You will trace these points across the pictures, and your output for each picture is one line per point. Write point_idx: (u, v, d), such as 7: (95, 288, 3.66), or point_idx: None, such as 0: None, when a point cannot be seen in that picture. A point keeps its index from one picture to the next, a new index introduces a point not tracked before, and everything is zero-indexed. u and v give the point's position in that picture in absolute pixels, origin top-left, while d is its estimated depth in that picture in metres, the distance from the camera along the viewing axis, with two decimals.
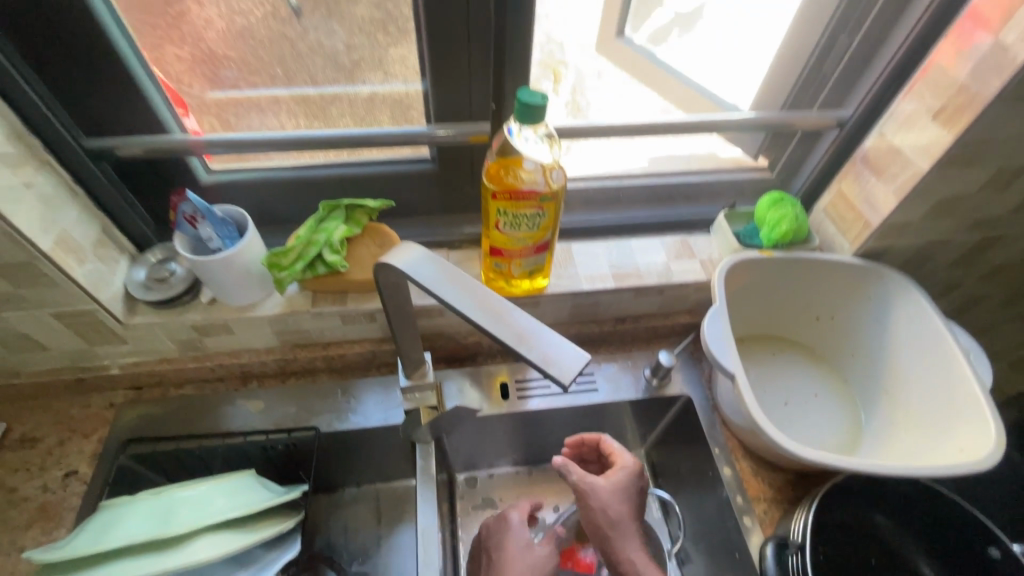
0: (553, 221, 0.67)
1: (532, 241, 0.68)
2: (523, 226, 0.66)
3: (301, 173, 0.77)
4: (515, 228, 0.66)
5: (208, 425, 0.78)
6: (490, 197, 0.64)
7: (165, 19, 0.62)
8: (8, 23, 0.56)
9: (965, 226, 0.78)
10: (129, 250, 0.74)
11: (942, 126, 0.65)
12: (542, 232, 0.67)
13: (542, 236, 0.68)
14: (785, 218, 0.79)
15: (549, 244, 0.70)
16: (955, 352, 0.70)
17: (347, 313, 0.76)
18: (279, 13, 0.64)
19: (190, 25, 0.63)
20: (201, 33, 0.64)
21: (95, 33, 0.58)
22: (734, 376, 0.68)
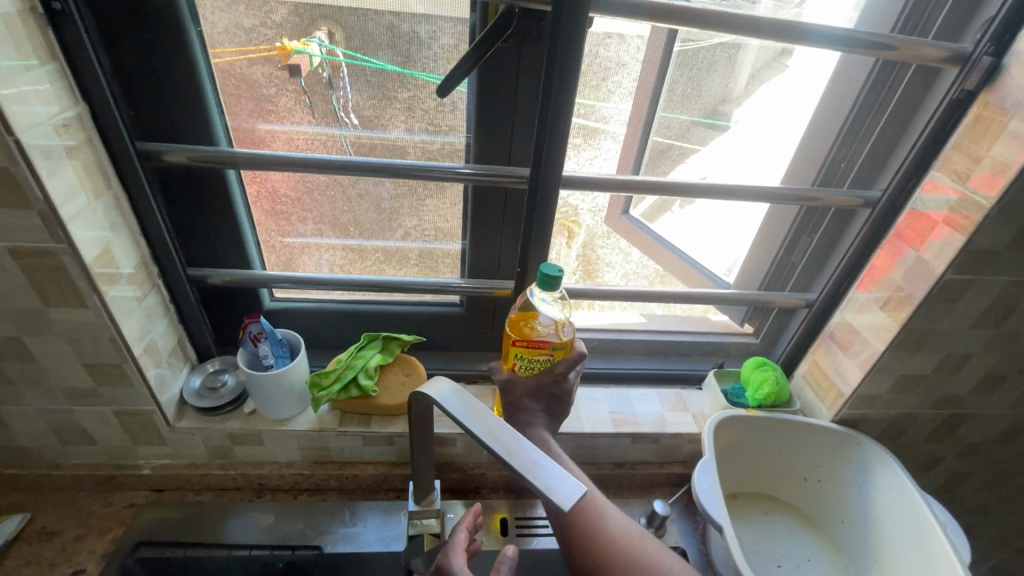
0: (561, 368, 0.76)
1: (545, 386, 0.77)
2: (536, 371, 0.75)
3: (350, 307, 0.91)
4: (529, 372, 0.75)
5: (217, 534, 0.81)
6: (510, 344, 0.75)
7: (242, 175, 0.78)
8: (164, 184, 0.74)
9: (929, 402, 0.87)
10: (191, 361, 0.86)
11: (888, 316, 0.78)
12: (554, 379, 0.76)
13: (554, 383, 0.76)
14: (767, 380, 0.90)
15: None
16: (933, 524, 0.74)
17: (369, 434, 0.84)
18: (342, 181, 0.80)
19: (263, 180, 0.79)
20: (272, 182, 0.79)
21: (223, 194, 0.77)
22: (723, 529, 0.72)
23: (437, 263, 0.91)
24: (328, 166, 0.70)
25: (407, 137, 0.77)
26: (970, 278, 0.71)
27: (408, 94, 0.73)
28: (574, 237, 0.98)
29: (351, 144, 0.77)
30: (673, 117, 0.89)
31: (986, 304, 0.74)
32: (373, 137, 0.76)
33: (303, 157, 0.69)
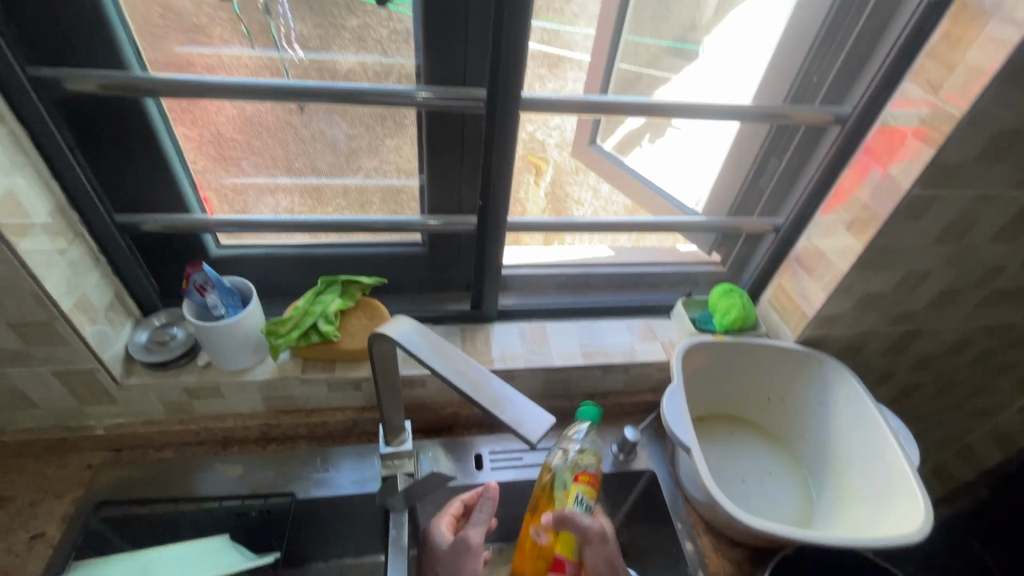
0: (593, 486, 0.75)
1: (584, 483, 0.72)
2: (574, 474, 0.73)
3: (305, 251, 0.86)
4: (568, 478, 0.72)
5: (183, 488, 0.79)
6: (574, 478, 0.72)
7: (182, 106, 0.71)
8: (73, 119, 0.66)
9: (887, 320, 0.89)
10: (135, 316, 0.80)
11: (854, 236, 0.78)
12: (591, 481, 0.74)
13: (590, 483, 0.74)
14: (735, 306, 0.90)
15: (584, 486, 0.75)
16: (887, 432, 0.78)
17: (333, 380, 0.81)
18: (290, 111, 0.74)
19: (205, 111, 0.72)
20: (213, 117, 0.73)
21: (144, 129, 0.69)
22: (690, 449, 0.73)
23: (402, 206, 0.86)
24: (259, 92, 0.62)
25: (359, 65, 0.70)
26: (935, 193, 0.70)
27: (357, 21, 0.67)
28: (541, 173, 0.97)
29: (292, 69, 0.69)
30: (640, 43, 0.89)
31: (948, 219, 0.74)
32: (320, 63, 0.69)
33: (229, 82, 0.61)
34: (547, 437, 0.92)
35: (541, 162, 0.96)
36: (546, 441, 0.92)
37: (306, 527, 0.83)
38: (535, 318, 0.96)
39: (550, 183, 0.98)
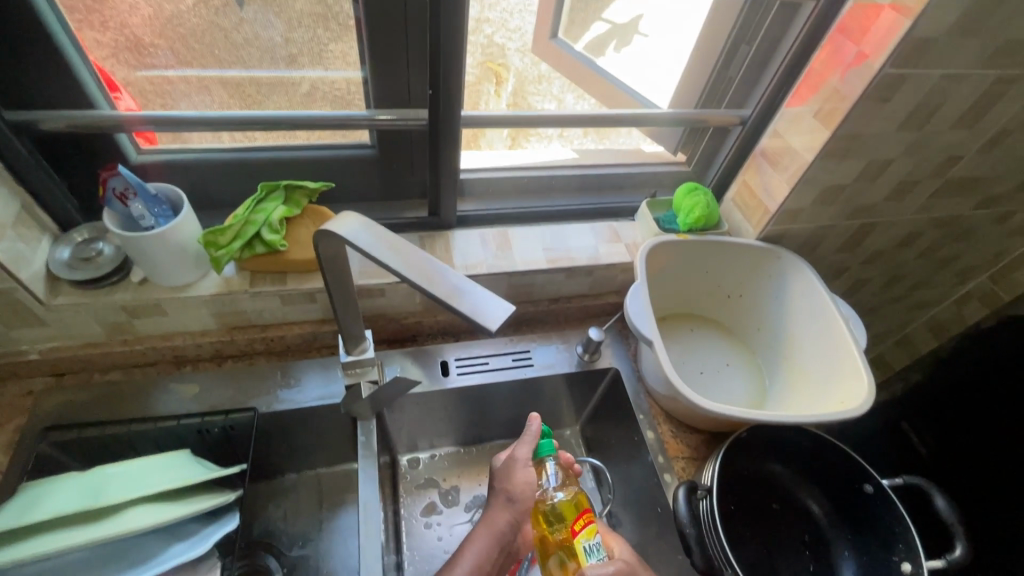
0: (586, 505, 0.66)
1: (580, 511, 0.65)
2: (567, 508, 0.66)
3: (241, 154, 0.78)
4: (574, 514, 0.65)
5: (137, 408, 0.76)
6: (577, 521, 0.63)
7: (87, 3, 0.63)
8: None
9: (846, 213, 0.90)
10: (52, 231, 0.72)
11: (822, 124, 0.76)
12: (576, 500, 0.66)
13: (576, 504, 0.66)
14: (698, 205, 0.88)
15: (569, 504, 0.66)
16: (838, 319, 0.80)
17: (286, 293, 0.77)
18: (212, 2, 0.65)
19: (114, 10, 0.63)
20: (125, 19, 0.64)
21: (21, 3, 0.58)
22: (651, 343, 0.74)
23: (349, 97, 0.78)
24: None
25: None
26: (906, 72, 0.68)
27: None
28: (502, 83, 0.89)
29: None
30: None
31: (916, 101, 0.72)
32: None
33: None
34: (513, 343, 0.92)
35: (501, 71, 0.87)
36: (512, 346, 0.92)
37: (274, 440, 0.83)
38: (498, 224, 0.93)
39: (513, 91, 0.90)
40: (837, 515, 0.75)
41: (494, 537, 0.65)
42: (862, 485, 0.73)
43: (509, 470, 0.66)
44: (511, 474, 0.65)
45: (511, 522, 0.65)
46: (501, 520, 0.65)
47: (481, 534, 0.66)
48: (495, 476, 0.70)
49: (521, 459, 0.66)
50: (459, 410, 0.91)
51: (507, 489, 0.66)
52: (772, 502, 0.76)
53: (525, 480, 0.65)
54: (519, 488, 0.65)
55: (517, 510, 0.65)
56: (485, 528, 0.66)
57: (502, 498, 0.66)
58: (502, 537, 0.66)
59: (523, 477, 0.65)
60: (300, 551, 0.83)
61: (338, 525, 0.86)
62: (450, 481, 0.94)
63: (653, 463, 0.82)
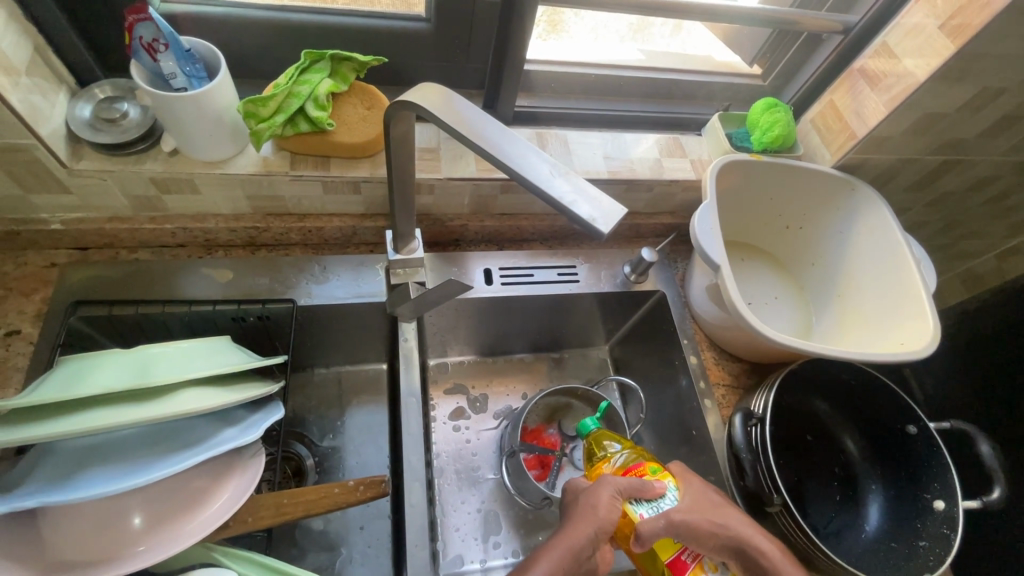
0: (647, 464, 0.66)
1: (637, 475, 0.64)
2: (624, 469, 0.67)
3: (284, 15, 0.69)
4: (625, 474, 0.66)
5: (169, 291, 0.72)
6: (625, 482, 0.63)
7: None
8: None
9: (933, 148, 0.82)
10: (69, 85, 0.64)
11: (947, 38, 0.67)
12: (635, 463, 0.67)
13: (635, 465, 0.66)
14: (779, 122, 0.81)
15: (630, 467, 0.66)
16: (909, 260, 0.76)
17: (329, 181, 0.70)
18: None
19: None
20: None
21: None
22: (718, 267, 0.70)
23: None
24: None
25: None
26: None
27: None
28: None
29: None
30: None
31: None
32: None
33: None
34: (557, 256, 0.88)
35: None
36: (557, 259, 0.88)
37: (308, 333, 0.81)
38: (554, 125, 0.85)
39: None
40: (871, 452, 0.76)
41: (577, 549, 0.54)
42: (906, 426, 0.74)
43: (593, 489, 0.58)
44: (595, 489, 0.58)
45: (594, 538, 0.55)
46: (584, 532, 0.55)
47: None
48: (571, 501, 0.60)
49: (606, 482, 0.59)
50: (495, 320, 0.89)
51: (587, 504, 0.57)
52: (808, 435, 0.77)
53: (609, 496, 0.57)
54: (599, 497, 0.57)
55: (603, 521, 0.55)
56: (545, 559, 0.53)
57: (579, 511, 0.56)
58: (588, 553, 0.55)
59: (607, 491, 0.57)
60: (331, 443, 0.84)
61: (368, 422, 0.86)
62: (479, 389, 0.94)
63: (694, 388, 0.81)
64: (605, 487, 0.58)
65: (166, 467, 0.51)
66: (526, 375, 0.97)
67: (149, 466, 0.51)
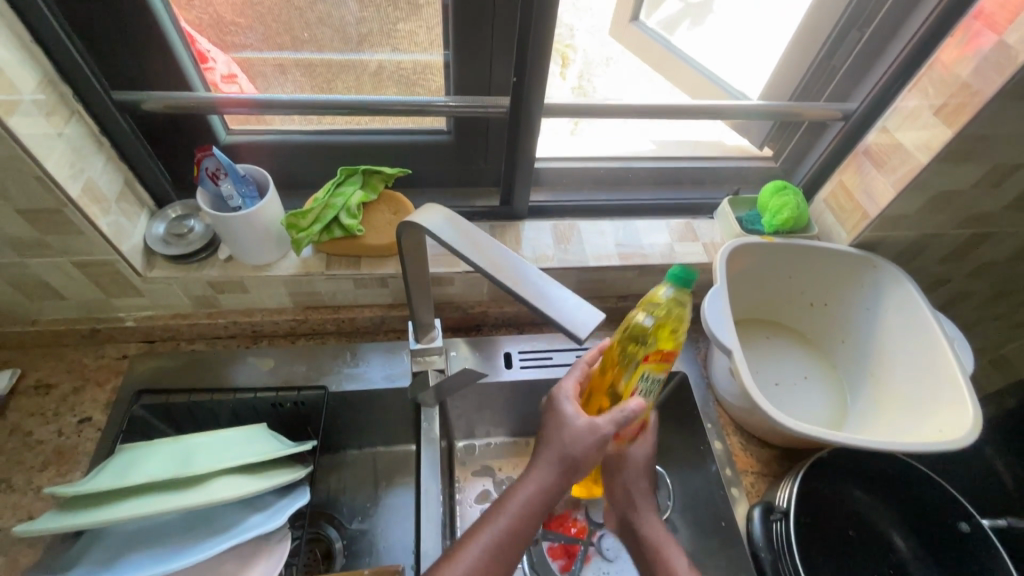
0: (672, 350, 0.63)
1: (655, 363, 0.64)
2: None
3: (325, 138, 0.80)
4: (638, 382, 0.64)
5: (219, 380, 0.80)
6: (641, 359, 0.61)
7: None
8: None
9: (957, 222, 0.81)
10: (149, 206, 0.76)
11: (943, 121, 0.68)
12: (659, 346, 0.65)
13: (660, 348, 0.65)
14: (787, 205, 0.83)
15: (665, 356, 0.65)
16: (941, 339, 0.74)
17: (359, 277, 0.78)
18: None
19: None
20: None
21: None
22: (730, 351, 0.71)
23: (423, 83, 0.77)
24: None
25: None
26: None
27: None
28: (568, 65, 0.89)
29: None
30: None
31: None
32: None
33: None
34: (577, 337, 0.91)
35: (568, 52, 0.88)
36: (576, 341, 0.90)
37: (340, 416, 0.86)
38: (567, 215, 0.91)
39: (579, 75, 0.90)
40: (921, 551, 0.71)
41: (540, 497, 0.55)
42: (957, 522, 0.70)
43: (580, 437, 0.56)
44: (585, 434, 0.56)
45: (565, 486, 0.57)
46: (555, 484, 0.56)
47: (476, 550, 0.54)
48: (548, 433, 0.58)
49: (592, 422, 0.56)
50: (518, 402, 0.91)
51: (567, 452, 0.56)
52: (848, 531, 0.71)
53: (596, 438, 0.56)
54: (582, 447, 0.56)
55: (573, 475, 0.56)
56: (485, 529, 0.54)
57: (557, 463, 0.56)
58: (553, 502, 0.56)
59: (592, 447, 0.56)
60: (359, 525, 0.86)
61: (395, 504, 0.88)
62: (506, 471, 0.94)
63: (720, 476, 0.78)
64: (583, 421, 0.57)
65: (193, 554, 0.55)
66: None
67: (185, 552, 0.55)
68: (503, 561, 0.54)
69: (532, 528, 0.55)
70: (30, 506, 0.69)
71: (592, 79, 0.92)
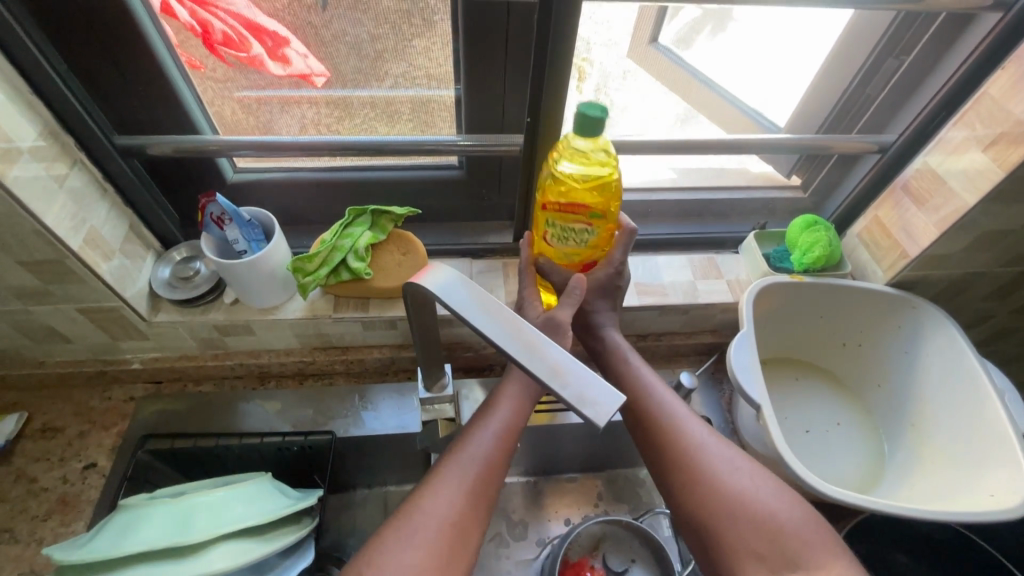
0: (602, 242, 0.66)
1: (579, 259, 0.67)
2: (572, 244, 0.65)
3: (334, 176, 0.78)
4: (560, 242, 0.65)
5: (225, 424, 0.78)
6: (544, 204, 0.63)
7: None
8: (56, 34, 0.57)
9: (1005, 260, 0.75)
10: (155, 248, 0.74)
11: (992, 158, 0.63)
12: (590, 250, 0.66)
13: (589, 254, 0.66)
14: (818, 243, 0.78)
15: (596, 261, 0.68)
16: (989, 391, 0.68)
17: (368, 320, 0.75)
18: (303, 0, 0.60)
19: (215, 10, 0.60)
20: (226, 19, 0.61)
21: (141, 44, 0.60)
22: (759, 406, 0.66)
23: (433, 117, 0.73)
24: None
25: None
26: None
27: None
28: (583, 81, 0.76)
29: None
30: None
31: None
32: None
33: None
34: None
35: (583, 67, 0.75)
36: None
37: (348, 460, 0.83)
38: None
39: (596, 89, 0.78)
40: None
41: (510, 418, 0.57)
42: None
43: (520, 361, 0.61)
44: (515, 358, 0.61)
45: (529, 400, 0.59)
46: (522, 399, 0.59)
47: (479, 442, 0.55)
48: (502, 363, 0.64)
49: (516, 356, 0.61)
50: (532, 444, 0.88)
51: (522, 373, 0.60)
52: None
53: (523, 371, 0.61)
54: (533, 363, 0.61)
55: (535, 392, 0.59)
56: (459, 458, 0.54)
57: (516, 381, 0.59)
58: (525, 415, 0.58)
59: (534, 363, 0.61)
60: None
61: None
62: (519, 514, 0.91)
63: None
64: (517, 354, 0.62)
65: None
66: (569, 498, 0.93)
67: None
68: (485, 487, 0.53)
69: (506, 452, 0.55)
70: (34, 558, 0.68)
71: (608, 94, 0.80)
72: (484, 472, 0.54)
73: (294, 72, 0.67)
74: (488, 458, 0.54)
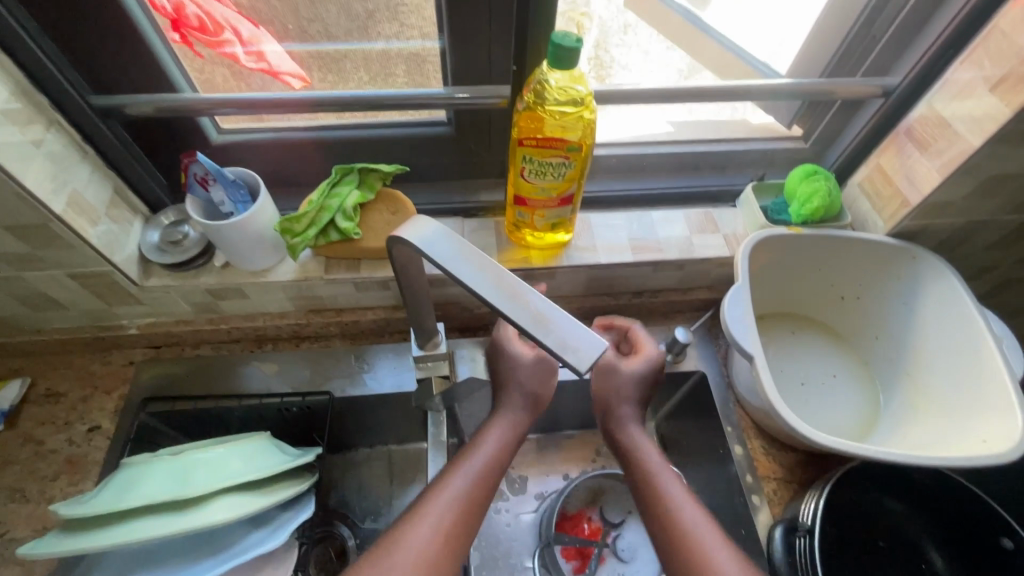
0: (579, 173, 0.67)
1: (556, 193, 0.69)
2: (545, 176, 0.66)
3: (320, 135, 0.76)
4: (539, 176, 0.66)
5: (224, 386, 0.79)
6: (518, 142, 0.64)
7: None
8: None
9: (1010, 207, 0.73)
10: (142, 212, 0.74)
11: (999, 98, 0.60)
12: (567, 183, 0.67)
13: (566, 188, 0.68)
14: (817, 193, 0.76)
15: (573, 197, 0.70)
16: (987, 338, 0.67)
17: (360, 280, 0.75)
18: None
19: None
20: None
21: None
22: (751, 357, 0.66)
23: (423, 71, 0.71)
24: None
25: None
26: None
27: None
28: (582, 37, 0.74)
29: None
30: None
31: None
32: None
33: None
34: None
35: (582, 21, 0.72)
36: None
37: (347, 420, 0.84)
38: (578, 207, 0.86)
39: (594, 45, 0.77)
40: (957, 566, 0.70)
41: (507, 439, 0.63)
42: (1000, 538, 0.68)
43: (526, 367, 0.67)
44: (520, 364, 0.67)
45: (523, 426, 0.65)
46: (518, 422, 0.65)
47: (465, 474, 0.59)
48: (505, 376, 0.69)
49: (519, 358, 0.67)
50: None
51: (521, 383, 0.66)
52: (878, 540, 0.70)
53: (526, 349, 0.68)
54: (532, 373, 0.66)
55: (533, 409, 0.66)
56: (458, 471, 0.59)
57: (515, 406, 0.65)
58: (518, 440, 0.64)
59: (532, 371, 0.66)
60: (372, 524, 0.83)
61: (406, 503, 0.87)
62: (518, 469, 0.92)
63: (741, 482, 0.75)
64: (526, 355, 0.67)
65: None
66: (567, 453, 0.94)
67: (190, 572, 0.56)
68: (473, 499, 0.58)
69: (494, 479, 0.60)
70: (45, 516, 0.70)
71: (608, 49, 0.78)
72: (475, 491, 0.58)
73: (265, 67, 0.69)
74: (474, 487, 0.58)
